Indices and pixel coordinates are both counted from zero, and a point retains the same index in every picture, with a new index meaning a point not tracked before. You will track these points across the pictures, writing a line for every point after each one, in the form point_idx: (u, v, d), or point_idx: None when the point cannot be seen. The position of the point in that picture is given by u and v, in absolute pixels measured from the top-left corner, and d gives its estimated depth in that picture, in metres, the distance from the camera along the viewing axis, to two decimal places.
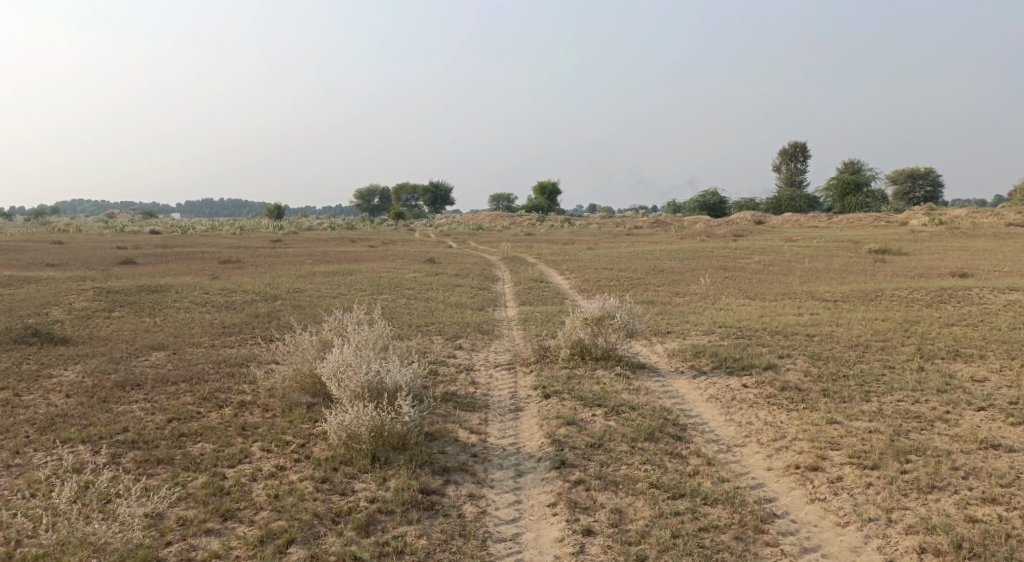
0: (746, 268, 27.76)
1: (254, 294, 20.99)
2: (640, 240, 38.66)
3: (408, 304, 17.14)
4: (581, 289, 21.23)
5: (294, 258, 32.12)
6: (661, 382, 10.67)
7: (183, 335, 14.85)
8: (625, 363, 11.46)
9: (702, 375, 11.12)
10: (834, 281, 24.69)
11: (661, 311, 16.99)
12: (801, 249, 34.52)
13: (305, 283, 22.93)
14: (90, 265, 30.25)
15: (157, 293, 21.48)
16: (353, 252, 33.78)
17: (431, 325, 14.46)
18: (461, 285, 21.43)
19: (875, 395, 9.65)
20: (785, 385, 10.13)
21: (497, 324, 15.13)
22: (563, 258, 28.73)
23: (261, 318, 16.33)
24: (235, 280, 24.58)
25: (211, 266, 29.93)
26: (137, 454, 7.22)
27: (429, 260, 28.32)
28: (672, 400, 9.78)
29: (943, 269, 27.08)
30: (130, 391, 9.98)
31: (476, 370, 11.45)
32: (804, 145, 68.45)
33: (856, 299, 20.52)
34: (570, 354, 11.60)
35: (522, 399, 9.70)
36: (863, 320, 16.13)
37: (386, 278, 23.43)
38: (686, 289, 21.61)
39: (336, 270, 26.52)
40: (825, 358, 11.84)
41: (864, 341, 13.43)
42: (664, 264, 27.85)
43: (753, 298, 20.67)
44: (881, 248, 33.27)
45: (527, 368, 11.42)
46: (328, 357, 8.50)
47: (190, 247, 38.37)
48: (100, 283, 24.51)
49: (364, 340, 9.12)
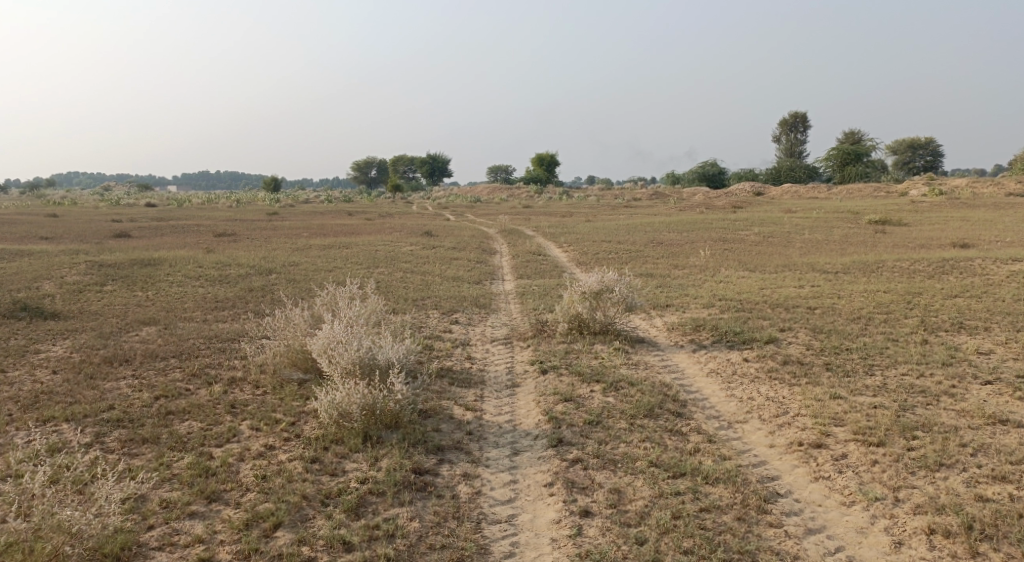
0: (746, 240, 27.51)
1: (249, 267, 20.75)
2: (639, 211, 38.37)
3: (404, 278, 16.91)
4: (579, 262, 21.00)
5: (290, 231, 31.84)
6: (661, 357, 10.47)
7: (175, 309, 14.65)
8: (623, 338, 11.26)
9: (702, 349, 10.93)
10: (835, 253, 24.44)
11: (660, 284, 16.77)
12: (801, 221, 34.24)
13: (301, 257, 22.67)
14: (85, 238, 29.94)
15: (150, 266, 21.24)
16: (349, 225, 33.47)
17: (427, 299, 14.24)
18: (458, 258, 21.20)
19: (878, 369, 9.45)
20: (786, 359, 9.93)
21: (494, 297, 14.92)
22: (562, 230, 28.45)
23: (255, 292, 16.12)
24: (230, 254, 24.33)
25: (206, 239, 29.63)
26: (122, 433, 7.12)
27: (426, 233, 28.02)
28: (671, 375, 9.59)
29: (944, 240, 26.82)
30: (118, 367, 9.81)
31: (472, 344, 11.24)
32: (804, 115, 67.82)
33: (857, 271, 20.28)
34: (568, 328, 11.39)
35: (519, 375, 9.50)
36: (865, 292, 15.91)
37: (382, 251, 23.18)
38: (686, 261, 21.39)
39: (332, 243, 26.24)
40: (828, 331, 11.62)
41: (866, 314, 13.22)
42: (663, 236, 27.60)
43: (753, 270, 20.45)
44: (882, 219, 33.00)
45: (524, 342, 11.22)
46: (319, 333, 8.27)
47: (185, 219, 38.05)
48: (94, 256, 24.25)
49: (356, 316, 8.90)
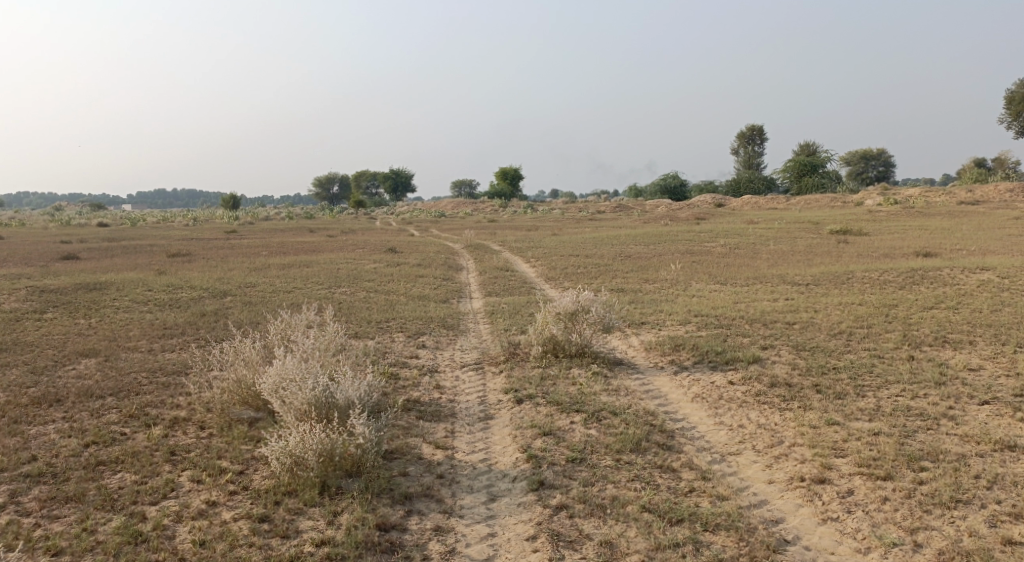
0: (713, 252, 27.20)
1: (203, 290, 19.80)
2: (604, 224, 37.98)
3: (366, 298, 16.11)
4: (547, 277, 20.41)
5: (249, 249, 30.81)
6: (641, 381, 9.87)
7: (119, 338, 13.73)
8: (601, 361, 10.63)
9: (683, 371, 10.34)
10: (803, 264, 24.18)
11: (633, 300, 16.23)
12: (765, 231, 34.12)
13: (258, 278, 21.74)
14: (30, 261, 28.60)
15: (96, 291, 20.17)
16: (310, 243, 32.48)
17: (391, 322, 13.48)
18: (422, 276, 20.46)
19: (871, 390, 8.94)
20: (774, 381, 9.38)
21: (461, 317, 14.23)
22: (528, 245, 27.85)
23: (207, 317, 15.22)
24: (184, 275, 23.32)
25: (159, 260, 28.48)
26: (44, 491, 6.66)
27: (389, 250, 27.21)
28: (655, 401, 8.98)
29: (907, 249, 26.76)
30: (49, 409, 9.01)
31: (440, 371, 10.51)
32: (762, 127, 68.39)
33: (828, 283, 19.96)
34: (541, 352, 10.73)
35: (492, 406, 8.82)
36: (841, 305, 15.52)
37: (344, 270, 22.33)
38: (655, 275, 20.94)
39: (291, 262, 25.32)
40: (812, 349, 11.11)
41: (847, 328, 12.77)
42: (630, 249, 27.17)
43: (724, 283, 20.06)
44: (844, 229, 33.00)
45: (495, 368, 10.53)
46: (271, 368, 7.49)
47: (139, 239, 36.72)
48: (38, 281, 23.07)
49: (310, 347, 8.13)
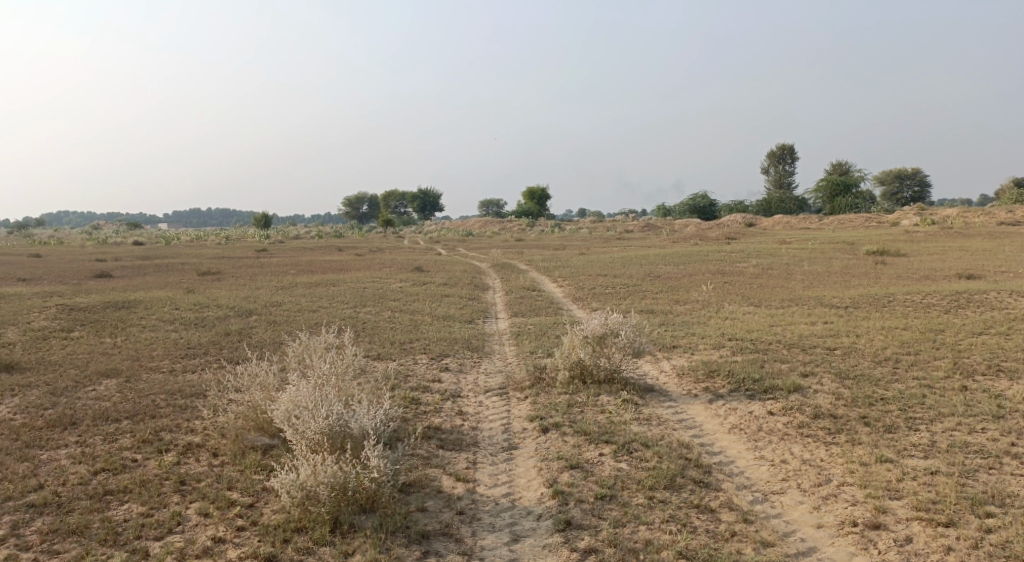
0: (746, 272, 26.52)
1: (229, 309, 19.60)
2: (633, 244, 37.42)
3: (390, 319, 15.76)
4: (575, 298, 19.94)
5: (277, 268, 30.75)
6: (674, 409, 9.36)
7: (142, 358, 13.49)
8: (631, 388, 10.13)
9: (719, 399, 9.81)
10: (839, 286, 23.45)
11: (663, 322, 15.70)
12: (799, 252, 33.32)
13: (284, 296, 21.53)
14: (65, 278, 28.79)
15: (124, 309, 20.07)
16: (338, 262, 32.35)
17: (415, 343, 13.10)
18: (449, 296, 20.10)
19: (923, 423, 8.38)
20: (816, 411, 8.84)
21: (487, 339, 13.80)
22: (555, 264, 27.41)
23: (231, 336, 14.97)
24: (211, 293, 23.22)
25: (189, 278, 28.48)
26: (46, 523, 6.34)
27: (416, 269, 26.95)
28: (689, 432, 8.48)
29: (948, 271, 25.86)
30: (61, 432, 8.71)
31: (464, 397, 10.08)
32: (793, 147, 67.43)
33: (867, 306, 19.25)
34: (569, 377, 10.26)
35: (517, 434, 8.38)
36: (882, 330, 14.86)
37: (370, 289, 22.06)
38: (687, 296, 20.37)
39: (318, 281, 25.12)
40: (856, 377, 10.54)
41: (891, 355, 12.15)
42: (660, 269, 26.60)
43: (758, 305, 19.43)
44: (881, 250, 32.11)
45: (520, 393, 10.08)
46: (283, 393, 7.08)
47: (171, 258, 36.94)
48: (67, 299, 23.08)
49: (326, 371, 7.73)
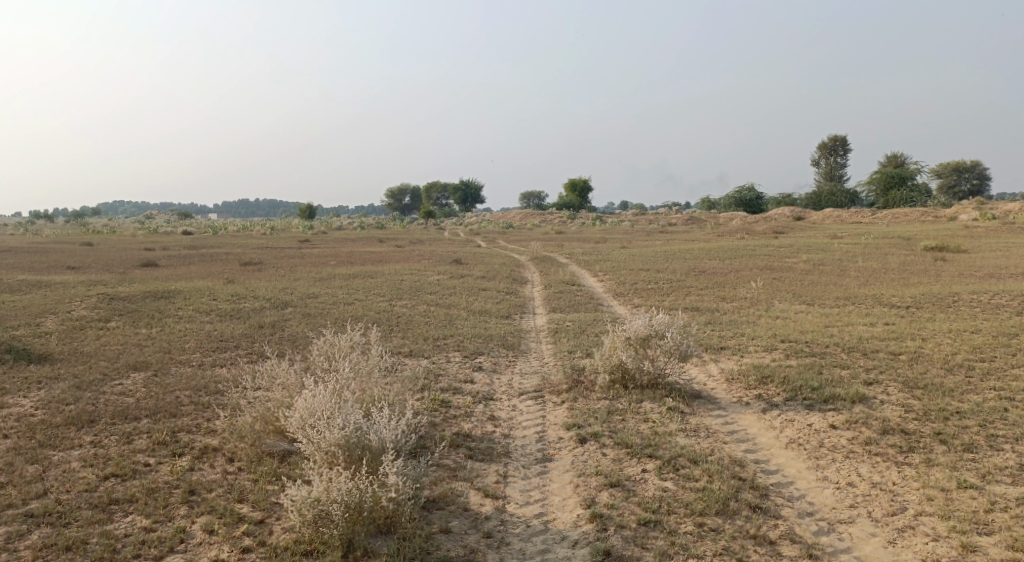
0: (796, 268, 25.44)
1: (265, 301, 19.27)
2: (677, 237, 36.41)
3: (426, 313, 15.22)
4: (617, 293, 19.19)
5: (319, 259, 30.48)
6: (724, 419, 8.61)
7: (173, 351, 13.11)
8: (677, 394, 9.40)
9: (773, 408, 9.04)
10: (897, 283, 22.28)
11: (711, 320, 14.89)
12: (852, 247, 31.98)
13: (321, 289, 21.16)
14: (111, 267, 28.95)
15: (162, 300, 19.87)
16: (379, 253, 32.03)
17: (449, 340, 12.53)
18: (487, 289, 19.51)
19: (1007, 442, 7.61)
20: (885, 426, 8.04)
21: (524, 336, 13.16)
22: (597, 257, 26.63)
23: (264, 329, 14.57)
24: (250, 284, 23.03)
25: (230, 269, 28.38)
26: (43, 535, 5.89)
27: (455, 261, 26.45)
28: (742, 446, 7.74)
29: (1013, 269, 24.45)
30: (77, 430, 8.27)
31: (497, 399, 9.46)
32: (845, 138, 65.35)
33: (929, 306, 18.16)
34: (609, 382, 9.57)
35: (552, 444, 7.72)
36: (949, 333, 13.86)
37: (407, 281, 21.59)
38: (735, 293, 19.45)
39: (356, 272, 24.74)
40: (925, 387, 9.71)
41: (961, 362, 11.24)
42: (706, 264, 25.66)
43: (811, 304, 18.47)
44: (939, 245, 30.64)
45: (557, 397, 9.42)
46: (300, 397, 6.50)
47: (216, 248, 36.99)
48: (109, 288, 23.07)
49: (346, 376, 7.15)
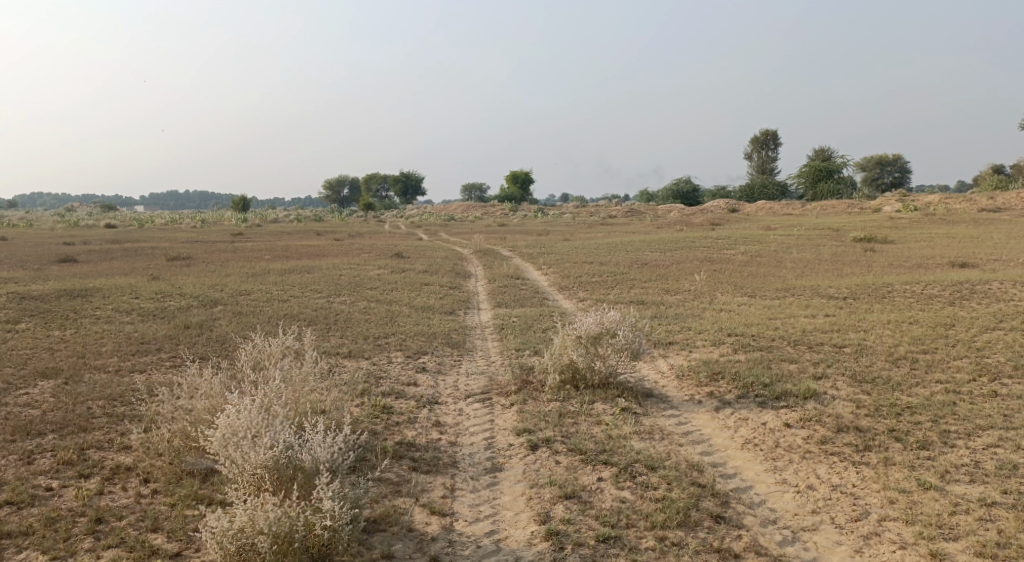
0: (735, 260, 25.58)
1: (193, 298, 18.32)
2: (616, 229, 36.40)
3: (365, 310, 14.62)
4: (561, 287, 18.90)
5: (251, 254, 29.37)
6: (677, 419, 8.31)
7: (89, 355, 12.22)
8: (628, 394, 9.08)
9: (727, 406, 8.81)
10: (832, 275, 22.55)
11: (656, 314, 14.69)
12: (786, 238, 32.42)
13: (254, 285, 20.28)
14: (27, 264, 27.34)
15: (81, 299, 18.71)
16: (315, 247, 31.07)
17: (390, 339, 12.00)
18: (428, 284, 18.97)
19: (960, 438, 7.50)
20: (839, 423, 7.84)
21: (468, 333, 12.71)
22: (539, 250, 26.32)
23: (190, 329, 13.74)
24: (178, 281, 21.95)
25: (157, 264, 27.08)
26: None
27: (394, 255, 25.79)
28: (697, 448, 7.46)
29: (941, 259, 25.06)
30: None
31: (441, 403, 9.01)
32: (776, 132, 66.63)
33: (866, 296, 18.37)
34: (559, 382, 9.21)
35: (502, 452, 7.31)
36: (889, 324, 13.93)
37: (345, 276, 20.89)
38: (678, 285, 19.35)
39: (291, 268, 23.85)
40: (875, 381, 9.62)
41: (906, 354, 11.25)
42: (647, 256, 25.58)
43: (753, 296, 18.49)
44: (868, 236, 31.30)
45: (505, 399, 8.99)
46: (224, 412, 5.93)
47: (141, 242, 35.36)
48: (23, 287, 21.69)
49: (276, 386, 6.56)
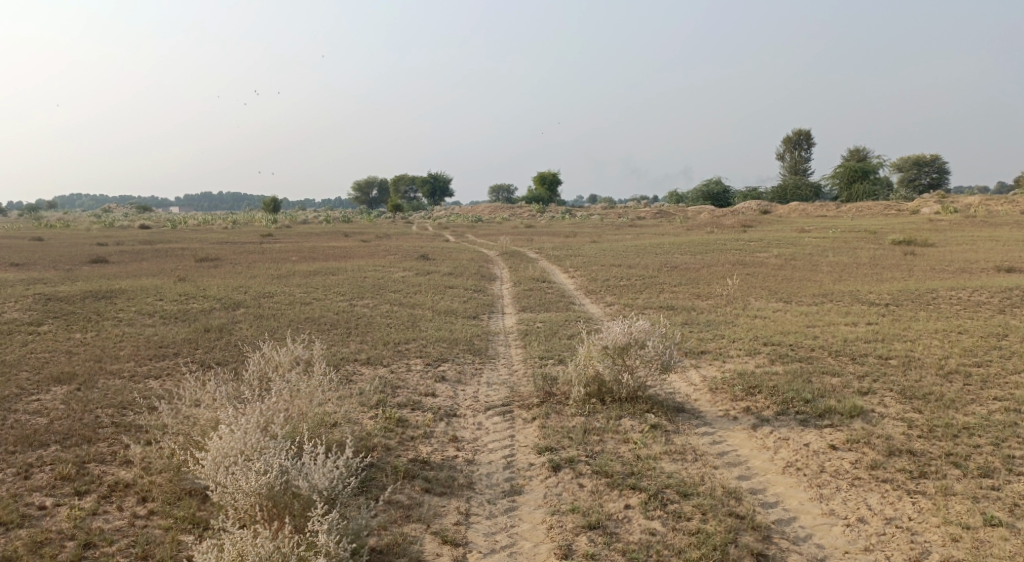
0: (769, 264, 24.80)
1: (215, 300, 18.04)
2: (646, 231, 35.69)
3: (387, 314, 14.20)
4: (589, 290, 18.32)
5: (278, 255, 29.16)
6: (711, 438, 7.73)
7: (105, 359, 11.88)
8: (658, 409, 8.52)
9: (765, 424, 8.20)
10: (872, 279, 21.70)
11: (688, 321, 14.07)
12: (821, 241, 31.46)
13: (277, 287, 19.98)
14: (58, 264, 27.37)
15: (104, 300, 18.50)
16: (342, 248, 30.80)
17: (410, 345, 11.53)
18: (452, 287, 18.51)
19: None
20: (890, 446, 7.21)
21: (492, 339, 12.21)
22: (567, 252, 25.75)
23: (209, 333, 13.37)
24: (202, 282, 21.72)
25: (184, 265, 26.96)
26: None
27: (420, 256, 25.39)
28: (734, 472, 6.88)
29: (985, 264, 24.02)
30: None
31: (460, 416, 8.51)
32: (810, 132, 65.26)
33: (908, 303, 17.57)
34: (584, 395, 8.66)
35: (522, 473, 6.80)
36: (935, 334, 13.18)
37: (370, 279, 20.51)
38: (711, 290, 18.68)
39: (317, 269, 23.57)
40: (926, 397, 8.95)
41: (957, 367, 10.54)
42: (677, 259, 24.90)
43: (788, 301, 17.77)
44: (907, 239, 30.25)
45: (527, 413, 8.46)
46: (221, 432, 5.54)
47: (171, 243, 35.39)
48: (50, 287, 21.61)
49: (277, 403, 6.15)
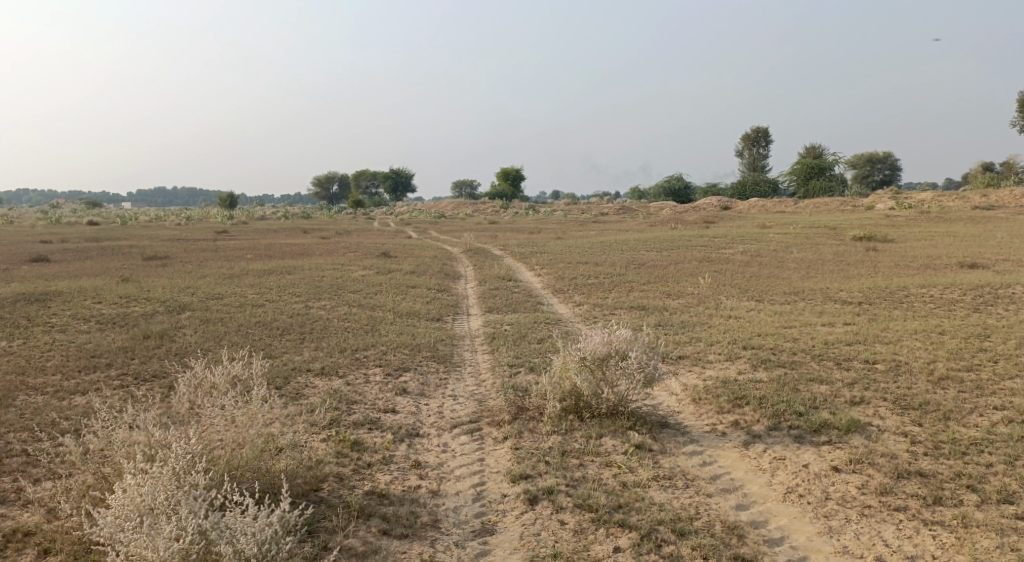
0: (735, 260, 24.31)
1: (159, 303, 16.81)
2: (609, 227, 35.09)
3: (344, 317, 13.24)
4: (557, 290, 17.55)
5: (232, 253, 27.86)
6: (702, 458, 6.99)
7: (29, 371, 10.68)
8: (642, 425, 7.74)
9: (758, 441, 7.49)
10: (840, 276, 21.31)
11: (662, 322, 13.38)
12: (783, 237, 31.19)
13: (228, 287, 18.82)
14: None
15: (38, 303, 17.12)
16: (299, 246, 29.58)
17: (369, 352, 10.62)
18: (414, 287, 17.57)
19: None
20: (898, 467, 6.53)
21: (457, 344, 11.36)
22: (532, 250, 24.96)
23: (149, 340, 12.23)
24: (149, 283, 20.44)
25: (131, 265, 25.46)
26: None
27: (381, 254, 24.42)
28: (731, 500, 6.17)
29: (948, 260, 23.81)
30: None
31: (424, 435, 7.66)
32: (767, 129, 65.51)
33: (880, 301, 17.15)
34: (560, 411, 7.86)
35: (494, 507, 6.03)
36: (916, 334, 12.66)
37: (328, 278, 19.49)
38: (682, 289, 18.03)
39: (270, 268, 22.38)
40: (924, 408, 8.34)
41: (947, 372, 9.99)
42: (644, 256, 24.25)
43: (761, 300, 17.23)
44: (868, 234, 30.08)
45: (498, 432, 7.64)
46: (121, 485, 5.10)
47: (119, 240, 33.70)
48: None
49: (197, 441, 5.49)
